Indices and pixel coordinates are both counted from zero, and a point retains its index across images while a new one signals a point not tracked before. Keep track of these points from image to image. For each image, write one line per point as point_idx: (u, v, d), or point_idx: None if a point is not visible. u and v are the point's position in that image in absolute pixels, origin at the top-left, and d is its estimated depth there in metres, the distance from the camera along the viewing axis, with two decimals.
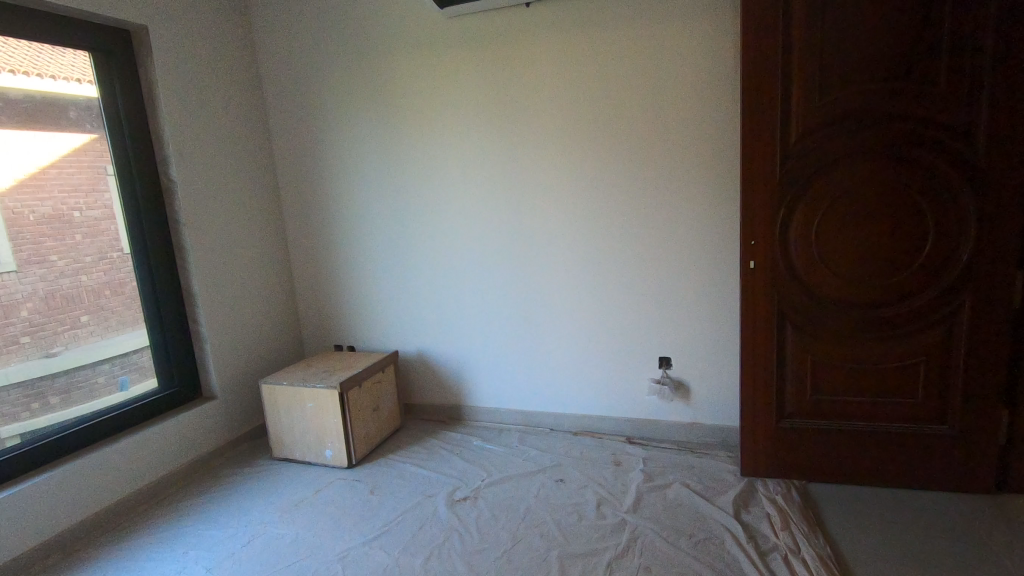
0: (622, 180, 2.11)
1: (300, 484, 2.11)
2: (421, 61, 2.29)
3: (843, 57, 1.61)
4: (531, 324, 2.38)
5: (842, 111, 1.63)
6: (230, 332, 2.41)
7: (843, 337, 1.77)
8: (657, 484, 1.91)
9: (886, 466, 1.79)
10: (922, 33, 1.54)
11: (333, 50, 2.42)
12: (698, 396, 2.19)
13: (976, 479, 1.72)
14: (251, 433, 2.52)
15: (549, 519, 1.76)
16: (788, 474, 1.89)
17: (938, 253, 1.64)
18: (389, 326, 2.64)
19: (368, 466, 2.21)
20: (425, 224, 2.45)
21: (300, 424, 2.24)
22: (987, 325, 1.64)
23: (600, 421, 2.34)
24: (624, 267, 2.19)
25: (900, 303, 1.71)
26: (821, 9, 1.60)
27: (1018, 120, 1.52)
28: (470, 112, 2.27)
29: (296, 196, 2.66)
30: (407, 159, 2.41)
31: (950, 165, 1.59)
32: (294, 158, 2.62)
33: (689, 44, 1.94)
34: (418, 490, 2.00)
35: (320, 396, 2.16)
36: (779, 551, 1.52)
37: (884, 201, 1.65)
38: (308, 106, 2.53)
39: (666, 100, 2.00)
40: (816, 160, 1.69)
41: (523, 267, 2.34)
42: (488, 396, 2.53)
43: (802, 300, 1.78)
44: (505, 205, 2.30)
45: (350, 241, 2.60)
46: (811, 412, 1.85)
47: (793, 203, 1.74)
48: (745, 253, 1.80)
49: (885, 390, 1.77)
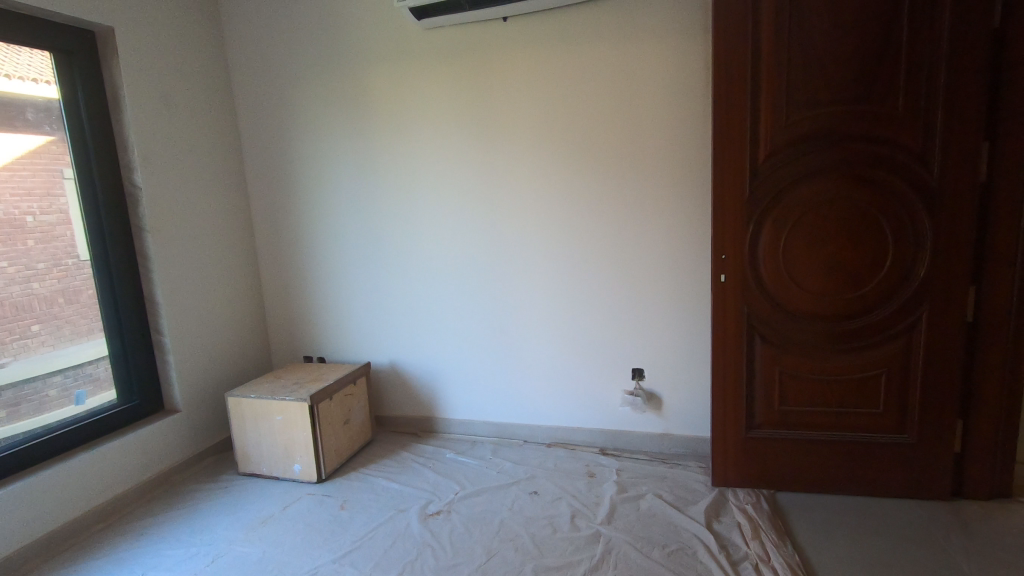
0: (597, 193, 2.14)
1: (267, 500, 2.05)
2: (398, 71, 2.28)
3: (808, 80, 1.67)
4: (505, 335, 2.38)
5: (808, 130, 1.70)
6: (194, 342, 2.34)
7: (809, 350, 1.83)
8: (630, 495, 1.92)
9: (849, 475, 1.85)
10: (881, 58, 1.62)
11: (308, 57, 2.39)
12: (670, 407, 2.22)
13: (935, 486, 1.79)
14: (216, 448, 2.44)
15: (523, 533, 1.75)
16: (757, 484, 1.93)
17: (898, 269, 1.72)
18: (361, 336, 2.60)
19: (339, 481, 2.17)
20: (399, 233, 2.43)
21: (267, 437, 2.18)
22: (943, 338, 1.72)
23: (573, 432, 2.35)
24: (598, 280, 2.21)
25: (863, 316, 1.77)
26: (787, 34, 1.67)
27: (969, 143, 1.61)
28: (446, 123, 2.27)
29: (266, 204, 2.61)
30: (382, 169, 2.39)
31: (908, 185, 1.67)
32: (265, 166, 2.57)
33: (662, 62, 1.99)
34: (390, 504, 1.97)
35: (289, 409, 2.11)
36: (750, 560, 1.55)
37: (847, 218, 1.72)
38: (280, 113, 2.49)
39: (641, 115, 2.04)
40: (783, 178, 1.75)
41: (497, 278, 2.34)
42: (462, 408, 2.51)
43: (771, 312, 1.83)
44: (480, 217, 2.30)
45: (322, 250, 2.56)
46: (779, 422, 1.89)
47: (761, 219, 1.79)
48: (715, 267, 1.84)
49: (849, 400, 1.83)
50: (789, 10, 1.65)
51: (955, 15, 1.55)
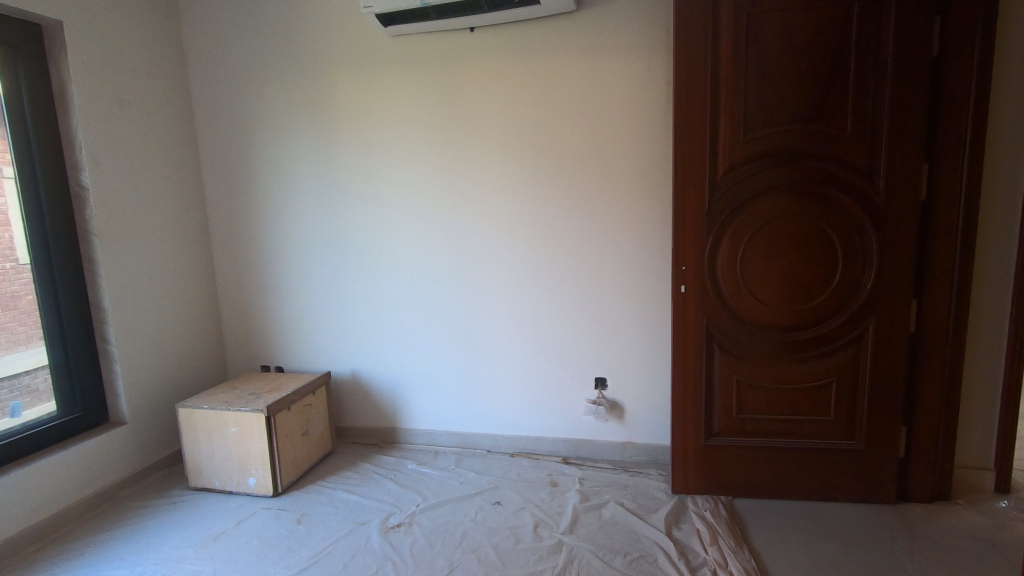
0: (562, 204, 2.16)
1: (220, 515, 1.97)
2: (363, 76, 2.26)
3: (763, 99, 1.74)
4: (469, 344, 2.37)
5: (763, 148, 1.76)
6: (143, 351, 2.24)
7: (764, 359, 1.89)
8: (593, 504, 1.93)
9: (802, 480, 1.91)
10: (831, 81, 1.70)
11: (270, 59, 2.34)
12: (632, 416, 2.25)
13: (882, 490, 1.87)
14: (166, 461, 2.33)
15: (486, 544, 1.74)
16: (715, 491, 1.97)
17: (847, 282, 1.79)
18: (321, 345, 2.54)
19: (296, 494, 2.10)
20: (362, 241, 2.39)
21: (221, 450, 2.10)
22: (888, 349, 1.80)
23: (536, 442, 2.35)
24: (562, 289, 2.23)
25: (814, 327, 1.84)
26: (744, 55, 1.73)
27: (910, 164, 1.70)
28: (412, 130, 2.26)
29: (223, 208, 2.53)
30: (346, 175, 2.36)
31: (856, 202, 1.75)
32: (223, 169, 2.49)
33: (626, 78, 2.03)
34: (349, 517, 1.92)
35: (245, 421, 2.04)
36: (709, 566, 1.58)
37: (800, 233, 1.79)
38: (240, 115, 2.43)
39: (605, 127, 2.07)
40: (740, 192, 1.81)
41: (462, 286, 2.33)
42: (424, 419, 2.48)
43: (728, 323, 1.89)
44: (445, 226, 2.30)
45: (282, 256, 2.49)
46: (736, 430, 1.94)
47: (720, 232, 1.85)
48: (676, 277, 1.89)
49: (802, 409, 1.89)
50: (746, 31, 1.72)
51: (898, 44, 1.65)
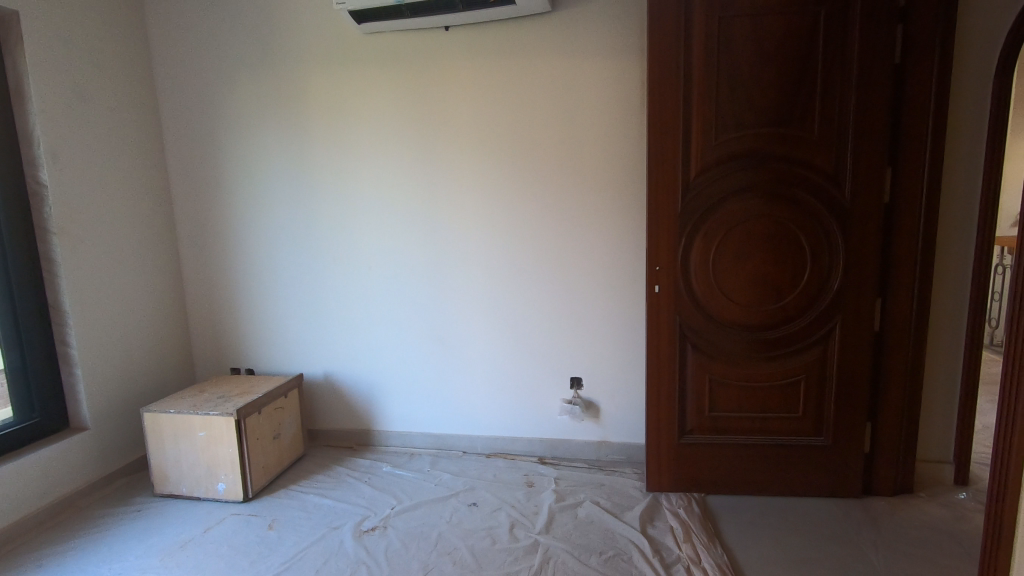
0: (537, 204, 2.17)
1: (187, 522, 1.92)
2: (336, 73, 2.23)
3: (734, 102, 1.77)
4: (444, 345, 2.35)
5: (734, 150, 1.80)
6: (106, 354, 2.17)
7: (736, 358, 1.92)
8: (569, 503, 1.94)
9: (772, 476, 1.95)
10: (799, 85, 1.74)
11: (239, 54, 2.29)
12: (607, 415, 2.26)
13: (848, 484, 1.92)
14: (130, 467, 2.26)
15: (461, 545, 1.73)
16: (689, 488, 2.00)
17: (815, 282, 1.84)
18: (294, 347, 2.49)
19: (267, 499, 2.06)
20: (336, 241, 2.36)
21: (188, 455, 2.04)
22: (854, 347, 1.85)
23: (512, 442, 2.35)
24: (537, 289, 2.23)
25: (784, 326, 1.88)
26: (716, 58, 1.76)
27: (875, 166, 1.75)
28: (386, 129, 2.23)
29: (191, 207, 2.46)
30: (318, 173, 2.32)
31: (823, 204, 1.79)
32: (191, 167, 2.43)
33: (600, 80, 2.05)
34: (322, 522, 1.89)
35: (214, 425, 1.99)
36: (682, 563, 1.59)
37: (770, 234, 1.83)
38: (208, 111, 2.36)
39: (580, 128, 2.08)
40: (712, 194, 1.84)
41: (437, 286, 2.31)
42: (399, 420, 2.46)
43: (701, 322, 1.92)
44: (420, 225, 2.28)
45: (252, 256, 2.44)
46: (708, 428, 1.97)
47: (693, 233, 1.88)
48: (650, 278, 1.91)
49: (773, 406, 1.93)
50: (717, 34, 1.75)
51: (863, 51, 1.69)
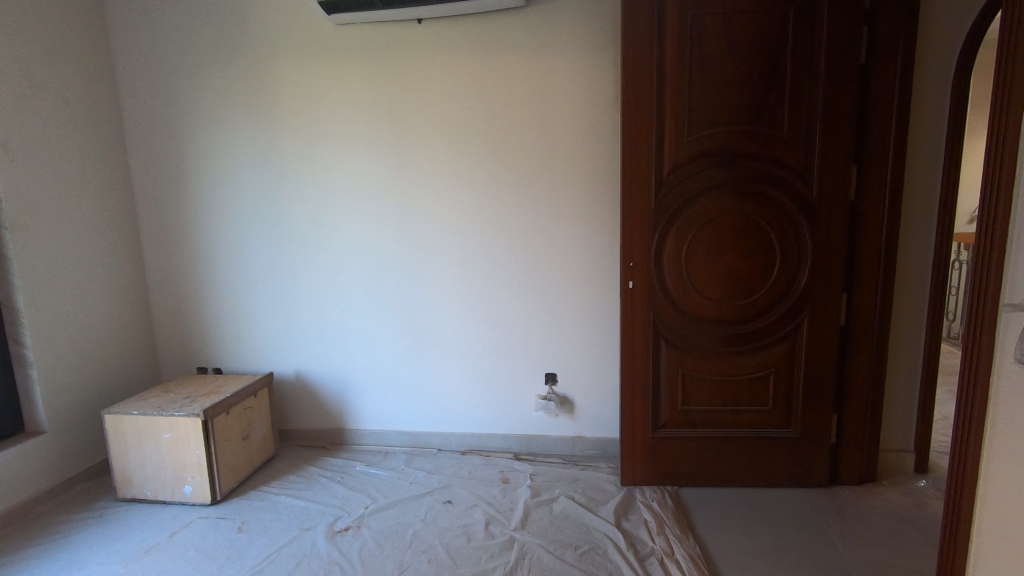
0: (511, 200, 2.16)
1: (152, 527, 1.86)
2: (305, 65, 2.17)
3: (706, 100, 1.79)
4: (418, 342, 2.33)
5: (706, 147, 1.82)
6: (64, 354, 2.08)
7: (708, 352, 1.95)
8: (544, 499, 1.94)
9: (742, 468, 1.99)
10: (769, 84, 1.77)
11: (204, 43, 2.22)
12: (582, 410, 2.28)
13: (815, 475, 1.97)
14: (91, 472, 2.17)
15: (436, 544, 1.72)
16: (662, 481, 2.03)
17: (784, 277, 1.88)
18: (263, 345, 2.43)
19: (237, 501, 2.01)
20: (306, 236, 2.31)
21: (153, 458, 1.98)
22: (821, 341, 1.90)
23: (488, 438, 2.34)
24: (513, 286, 2.22)
25: (754, 321, 1.92)
26: (688, 55, 1.77)
27: (841, 165, 1.79)
28: (357, 122, 2.19)
29: (153, 201, 2.38)
30: (288, 167, 2.26)
31: (791, 201, 1.83)
32: (154, 160, 2.34)
33: (575, 76, 2.04)
34: (294, 523, 1.85)
35: (179, 426, 1.93)
36: (656, 555, 1.61)
37: (741, 230, 1.85)
38: (171, 102, 2.28)
39: (555, 124, 2.08)
40: (684, 190, 1.86)
41: (411, 282, 2.28)
42: (373, 419, 2.42)
43: (674, 317, 1.94)
44: (393, 220, 2.24)
45: (219, 253, 2.37)
46: (681, 421, 2.00)
47: (666, 229, 1.89)
48: (624, 273, 1.92)
49: (743, 400, 1.97)
50: (690, 32, 1.76)
51: (830, 51, 1.73)
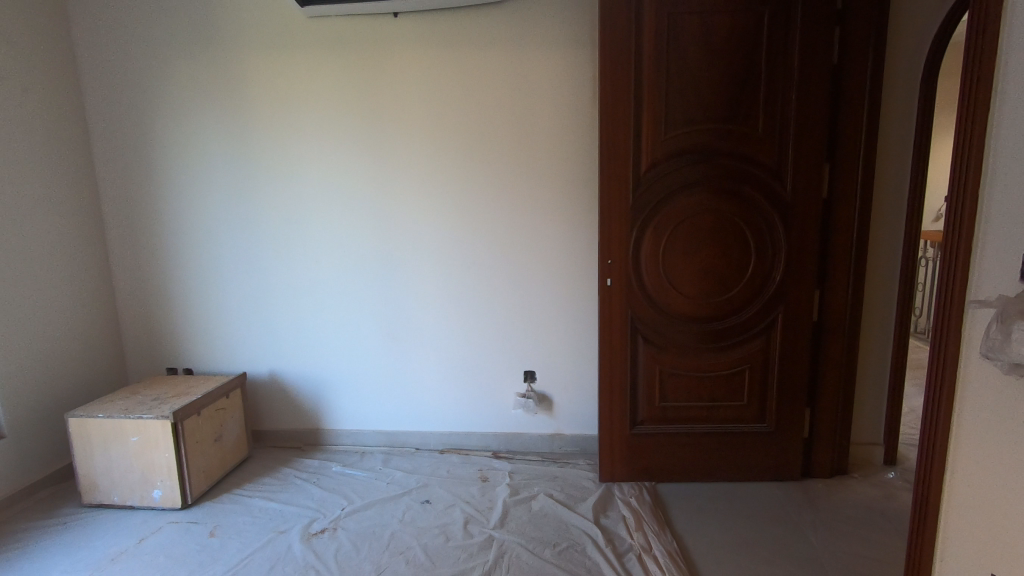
0: (489, 196, 2.14)
1: (120, 532, 1.80)
2: (278, 58, 2.12)
3: (683, 98, 1.80)
4: (395, 340, 2.30)
5: (683, 145, 1.83)
6: (25, 355, 2.00)
7: (684, 349, 1.97)
8: (523, 497, 1.94)
9: (718, 463, 2.01)
10: (745, 83, 1.78)
11: (171, 34, 2.15)
12: (560, 408, 2.28)
13: (789, 468, 2.01)
14: (54, 477, 2.10)
15: (414, 544, 1.70)
16: (640, 477, 2.04)
17: (759, 274, 1.90)
18: (235, 344, 2.38)
19: (209, 505, 1.96)
20: (280, 233, 2.26)
21: (120, 462, 1.92)
22: (794, 337, 1.93)
23: (466, 437, 2.33)
24: (491, 283, 2.21)
25: (730, 318, 1.94)
26: (665, 54, 1.78)
27: (814, 164, 1.81)
28: (332, 117, 2.15)
29: (119, 196, 2.30)
30: (260, 162, 2.21)
31: (766, 199, 1.85)
32: (119, 154, 2.26)
33: (553, 72, 2.04)
34: (268, 526, 1.81)
35: (148, 429, 1.87)
36: (634, 551, 1.62)
37: (717, 228, 1.87)
38: (138, 94, 2.21)
39: (533, 120, 2.07)
40: (661, 188, 1.87)
41: (388, 280, 2.25)
42: (349, 418, 2.39)
43: (651, 314, 1.95)
44: (369, 216, 2.21)
45: (189, 249, 2.31)
46: (659, 418, 2.01)
47: (643, 227, 1.90)
48: (602, 271, 1.92)
49: (720, 396, 1.99)
50: (667, 30, 1.76)
51: (804, 52, 1.75)
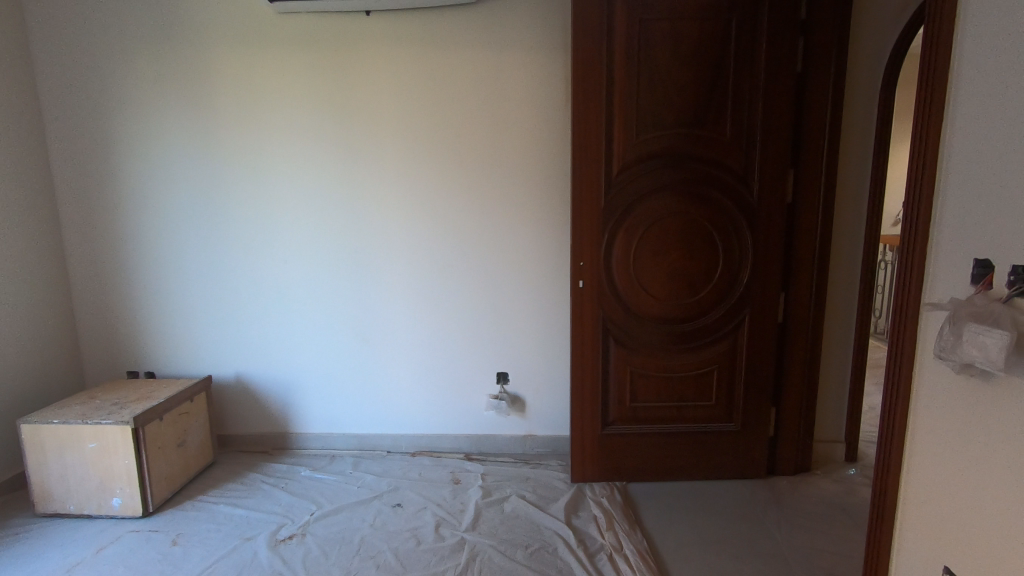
0: (461, 197, 2.14)
1: (76, 543, 1.73)
2: (246, 54, 2.07)
3: (653, 103, 1.83)
4: (366, 342, 2.27)
5: (654, 149, 1.86)
6: None
7: (655, 350, 1.99)
8: (495, 499, 1.94)
9: (687, 462, 2.05)
10: (714, 89, 1.82)
11: (133, 26, 2.08)
12: (532, 409, 2.28)
13: (755, 466, 2.05)
14: (3, 487, 2.00)
15: (385, 549, 1.68)
16: (611, 477, 2.06)
17: (727, 277, 1.94)
18: (200, 347, 2.31)
19: (171, 512, 1.90)
20: (247, 233, 2.21)
21: (76, 470, 1.84)
22: (760, 338, 1.97)
23: (438, 439, 2.31)
24: (464, 284, 2.20)
25: (698, 319, 1.98)
26: (636, 57, 1.80)
27: (779, 169, 1.86)
28: (302, 115, 2.11)
29: (76, 194, 2.21)
30: (226, 159, 2.15)
31: (733, 203, 1.89)
32: (75, 148, 2.18)
33: (526, 74, 2.04)
34: (233, 533, 1.77)
35: (107, 434, 1.81)
36: (605, 551, 1.64)
37: (686, 231, 1.90)
38: (98, 88, 2.13)
39: (506, 122, 2.07)
40: (633, 192, 1.89)
41: (359, 281, 2.22)
42: (318, 422, 2.35)
43: (622, 316, 1.97)
44: (339, 216, 2.18)
45: (152, 249, 2.24)
46: (630, 418, 2.04)
47: (615, 229, 1.92)
48: (574, 273, 1.94)
49: (689, 396, 2.02)
50: (637, 35, 1.79)
51: (770, 60, 1.80)
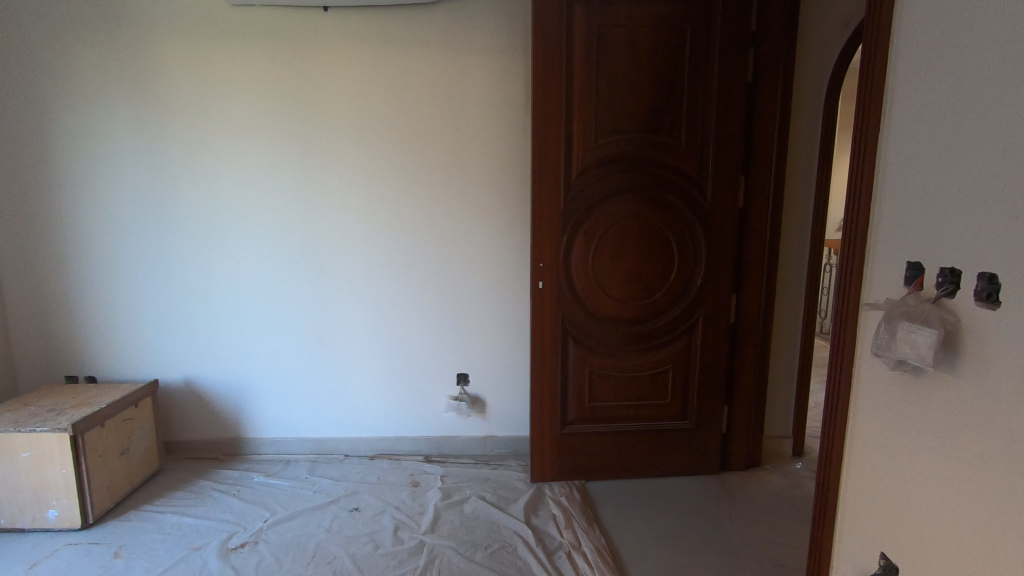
0: (421, 197, 2.12)
1: (6, 559, 1.63)
2: (197, 46, 2.00)
3: (612, 107, 1.86)
4: (323, 343, 2.22)
5: (611, 153, 1.89)
6: None
7: (612, 350, 2.03)
8: (454, 500, 1.93)
9: (643, 459, 2.09)
10: (669, 95, 1.87)
11: (74, 14, 1.98)
12: (493, 410, 2.29)
13: (708, 462, 2.12)
14: None
15: (342, 554, 1.65)
16: (570, 476, 2.08)
17: (681, 277, 1.99)
18: (146, 349, 2.21)
19: (114, 523, 1.81)
20: (197, 231, 2.13)
21: (8, 481, 1.73)
22: (713, 338, 2.04)
23: (396, 441, 2.29)
24: (424, 285, 2.19)
25: (654, 319, 2.02)
26: (594, 62, 1.83)
27: (731, 175, 1.93)
28: (257, 111, 2.05)
29: (8, 188, 2.08)
30: (176, 154, 2.08)
31: (688, 207, 1.95)
32: (7, 140, 2.04)
33: (488, 76, 2.05)
34: (182, 542, 1.70)
35: (42, 442, 1.71)
36: (563, 549, 1.65)
37: (642, 233, 1.95)
38: (34, 77, 2.01)
39: (466, 123, 2.07)
40: (591, 194, 1.92)
41: (316, 282, 2.18)
42: (272, 426, 2.29)
43: (581, 316, 2.00)
44: (295, 215, 2.13)
45: (93, 247, 2.13)
46: (588, 417, 2.06)
47: (574, 231, 1.95)
48: (534, 274, 1.95)
49: (645, 394, 2.07)
50: (596, 41, 1.82)
51: (723, 70, 1.86)
